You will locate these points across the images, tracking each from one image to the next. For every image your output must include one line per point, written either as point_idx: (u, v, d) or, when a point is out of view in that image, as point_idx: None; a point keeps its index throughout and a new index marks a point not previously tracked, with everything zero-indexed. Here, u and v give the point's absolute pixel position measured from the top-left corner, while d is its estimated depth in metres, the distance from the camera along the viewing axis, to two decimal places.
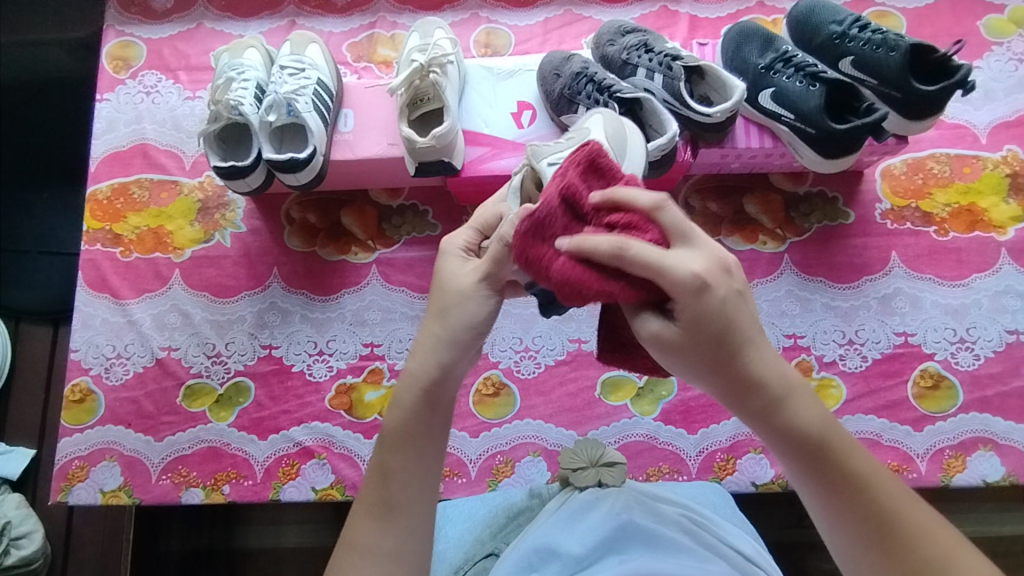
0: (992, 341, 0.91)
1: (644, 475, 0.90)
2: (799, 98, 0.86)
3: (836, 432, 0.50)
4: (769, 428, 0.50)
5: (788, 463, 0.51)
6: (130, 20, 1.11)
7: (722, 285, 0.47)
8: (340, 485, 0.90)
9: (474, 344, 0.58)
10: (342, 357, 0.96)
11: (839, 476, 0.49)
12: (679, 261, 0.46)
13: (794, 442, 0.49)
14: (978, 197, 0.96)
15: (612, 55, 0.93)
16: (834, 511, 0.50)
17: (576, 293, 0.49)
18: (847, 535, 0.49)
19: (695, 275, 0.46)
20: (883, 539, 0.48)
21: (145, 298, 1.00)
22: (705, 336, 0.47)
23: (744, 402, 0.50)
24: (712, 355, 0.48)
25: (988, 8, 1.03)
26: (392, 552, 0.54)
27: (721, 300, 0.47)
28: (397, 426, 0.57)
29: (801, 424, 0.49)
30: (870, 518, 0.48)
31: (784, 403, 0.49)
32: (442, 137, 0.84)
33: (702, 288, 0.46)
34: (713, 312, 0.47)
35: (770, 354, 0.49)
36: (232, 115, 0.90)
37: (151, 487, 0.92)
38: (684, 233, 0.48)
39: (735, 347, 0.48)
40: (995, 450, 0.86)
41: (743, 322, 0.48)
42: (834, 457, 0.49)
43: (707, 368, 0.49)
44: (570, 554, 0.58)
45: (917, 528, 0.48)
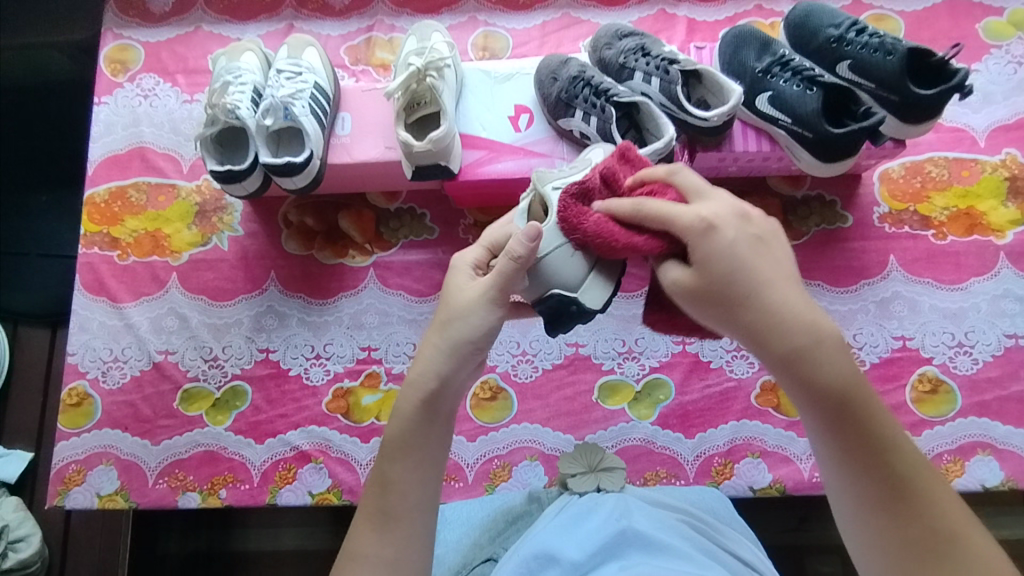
0: (990, 346, 0.90)
1: (642, 479, 0.90)
2: (796, 102, 0.85)
3: (863, 387, 0.50)
4: (794, 376, 0.50)
5: (807, 415, 0.51)
6: (128, 23, 1.11)
7: (731, 228, 0.51)
8: (337, 489, 0.90)
9: (474, 355, 0.58)
10: (339, 361, 0.96)
11: (857, 431, 0.49)
12: (690, 208, 0.53)
13: (816, 393, 0.50)
14: (976, 200, 0.96)
15: (609, 59, 0.92)
16: (846, 468, 0.50)
17: (608, 245, 0.61)
18: (857, 492, 0.50)
19: (704, 219, 0.52)
20: (893, 498, 0.48)
21: (142, 301, 1.00)
22: (719, 279, 0.51)
23: (775, 347, 0.50)
24: (728, 303, 0.51)
25: (986, 11, 1.02)
26: (393, 562, 0.54)
27: (732, 240, 0.51)
28: (397, 435, 0.57)
29: (827, 376, 0.49)
30: (883, 478, 0.49)
31: (816, 354, 0.49)
32: (438, 141, 0.84)
33: (709, 230, 0.51)
34: (723, 251, 0.51)
35: (803, 302, 0.51)
36: (229, 119, 0.90)
37: (148, 491, 0.92)
38: (702, 189, 0.55)
39: (750, 292, 0.50)
40: (994, 455, 0.86)
41: (760, 264, 0.51)
42: (856, 410, 0.50)
43: (724, 313, 0.51)
44: (569, 560, 0.58)
45: (930, 492, 0.48)
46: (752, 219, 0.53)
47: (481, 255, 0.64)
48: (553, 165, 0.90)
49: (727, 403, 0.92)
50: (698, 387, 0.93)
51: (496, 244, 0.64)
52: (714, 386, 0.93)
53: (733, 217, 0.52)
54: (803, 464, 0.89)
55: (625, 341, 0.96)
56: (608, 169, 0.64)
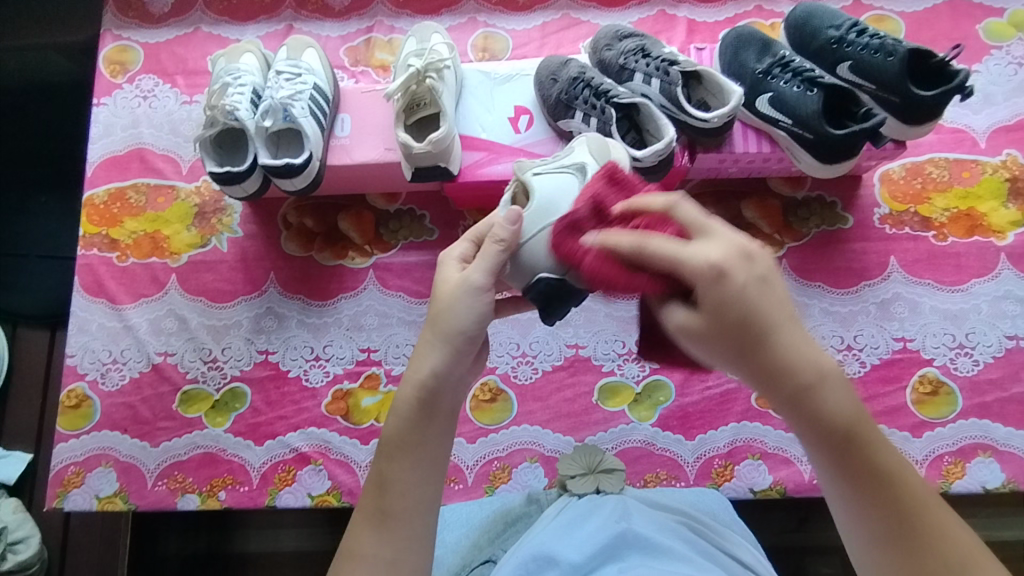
0: (991, 347, 0.90)
1: (642, 481, 0.90)
2: (797, 103, 0.85)
3: (869, 422, 0.48)
4: (799, 415, 0.48)
5: (812, 451, 0.49)
6: (127, 24, 1.11)
7: (742, 271, 0.46)
8: (337, 491, 0.90)
9: (468, 348, 0.57)
10: (338, 362, 0.96)
11: (863, 467, 0.47)
12: (698, 251, 0.47)
13: (822, 431, 0.47)
14: (977, 201, 0.95)
15: (609, 60, 0.92)
16: (853, 503, 0.48)
17: (607, 284, 0.55)
18: (864, 527, 0.48)
19: (712, 265, 0.46)
20: (901, 535, 0.46)
21: (141, 303, 1.00)
22: (729, 325, 0.46)
23: (778, 386, 0.47)
24: (734, 345, 0.47)
25: (987, 12, 1.02)
26: (390, 561, 0.54)
27: (741, 287, 0.46)
28: (395, 433, 0.57)
29: (830, 415, 0.47)
30: (890, 517, 0.47)
31: (818, 391, 0.47)
32: (438, 142, 0.84)
33: (719, 276, 0.46)
34: (734, 298, 0.46)
35: (806, 339, 0.47)
36: (228, 120, 0.90)
37: (148, 493, 0.92)
38: (700, 224, 0.49)
39: (758, 335, 0.46)
40: (995, 456, 0.86)
41: (770, 308, 0.46)
42: (862, 449, 0.47)
43: (732, 353, 0.47)
44: (569, 561, 0.58)
45: (940, 530, 0.46)
46: (756, 257, 0.47)
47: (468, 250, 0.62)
48: None
49: (727, 404, 0.92)
50: (698, 389, 0.93)
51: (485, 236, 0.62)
52: (714, 387, 0.93)
53: (739, 259, 0.46)
54: (804, 465, 0.89)
55: (625, 343, 0.96)
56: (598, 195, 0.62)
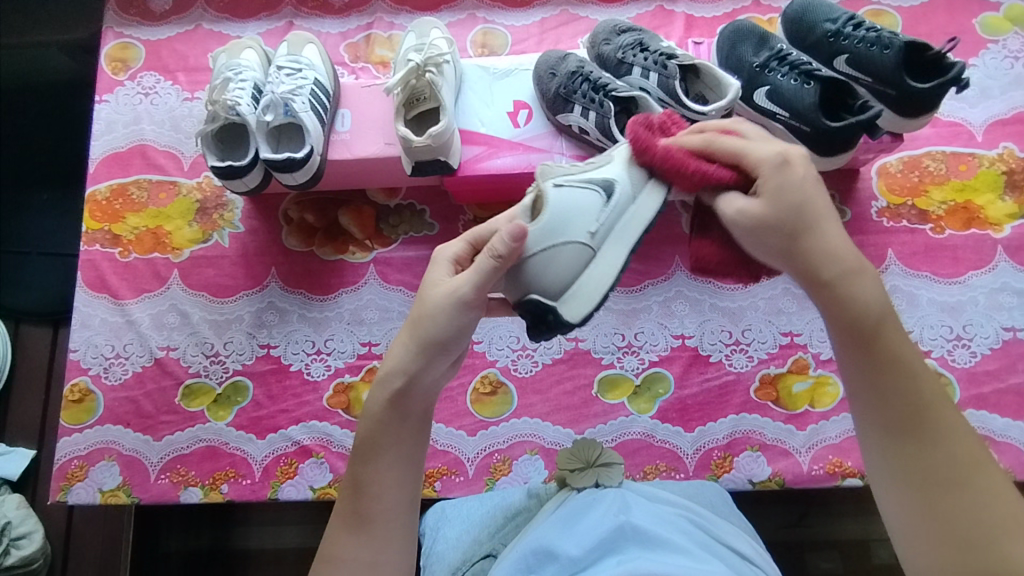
0: (988, 339, 0.91)
1: (641, 473, 0.90)
2: (794, 96, 0.86)
3: (895, 320, 0.52)
4: (827, 303, 0.52)
5: (836, 339, 0.53)
6: (129, 21, 1.11)
7: (804, 166, 0.53)
8: (338, 484, 0.91)
9: (440, 354, 0.57)
10: (339, 356, 0.96)
11: (886, 356, 0.51)
12: (765, 146, 0.53)
13: (849, 318, 0.51)
14: (974, 194, 0.96)
15: (608, 54, 0.93)
16: (873, 390, 0.51)
17: (678, 172, 0.58)
18: (878, 414, 0.51)
19: (777, 155, 0.52)
20: (910, 423, 0.50)
21: (144, 298, 1.00)
22: (787, 209, 0.51)
23: (812, 272, 0.51)
24: (786, 227, 0.51)
25: (983, 6, 1.03)
26: (367, 563, 0.55)
27: (803, 177, 0.52)
28: (368, 436, 0.58)
29: (861, 302, 0.51)
30: (902, 407, 0.50)
31: (850, 281, 0.51)
32: (438, 136, 0.84)
33: (785, 164, 0.52)
34: (794, 185, 0.52)
35: (841, 236, 0.52)
36: (230, 115, 0.91)
37: (150, 487, 0.92)
38: (765, 135, 0.57)
39: (803, 224, 0.51)
40: (993, 447, 0.86)
41: (822, 201, 0.52)
42: (886, 342, 0.51)
43: (778, 240, 0.52)
44: (568, 555, 0.59)
45: (947, 425, 0.50)
46: (807, 159, 0.54)
47: (461, 250, 0.62)
48: (552, 160, 0.91)
49: (726, 396, 0.92)
50: (697, 381, 0.93)
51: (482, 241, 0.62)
52: (713, 379, 0.93)
53: (786, 162, 0.52)
54: (802, 457, 0.89)
55: (624, 336, 0.96)
56: (665, 118, 0.64)
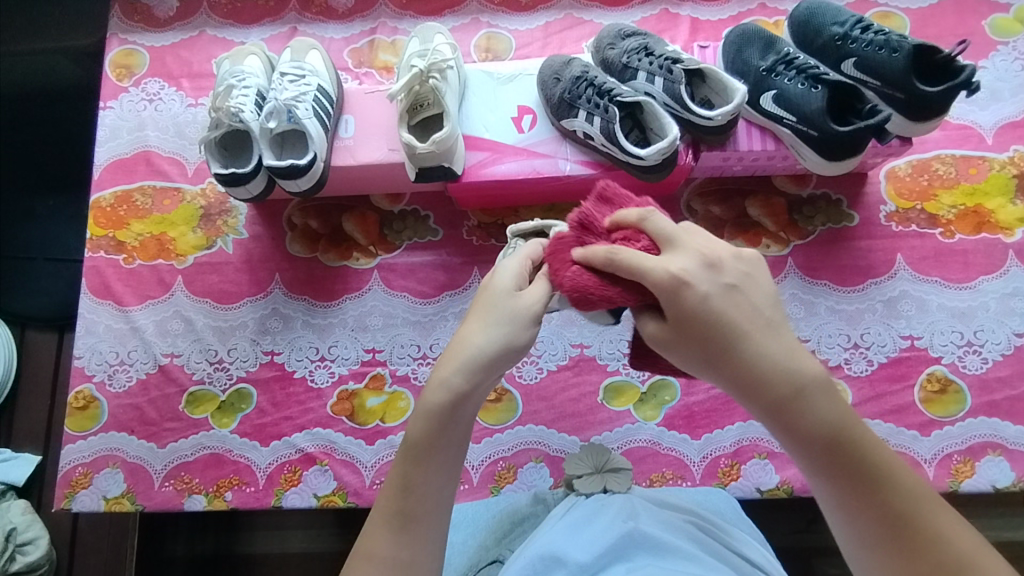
0: (1000, 345, 0.89)
1: (648, 480, 0.89)
2: (801, 100, 0.85)
3: (851, 425, 0.50)
4: (780, 422, 0.51)
5: (799, 455, 0.52)
6: (134, 28, 1.12)
7: (706, 282, 0.51)
8: (343, 491, 0.90)
9: (508, 358, 0.56)
10: (343, 363, 0.96)
11: (851, 468, 0.50)
12: (662, 264, 0.52)
13: (803, 436, 0.50)
14: (984, 198, 0.95)
15: (613, 58, 0.92)
16: (848, 507, 0.50)
17: (585, 299, 0.57)
18: (859, 527, 0.50)
19: (674, 275, 0.51)
20: (895, 532, 0.48)
21: (148, 305, 1.00)
22: (704, 336, 0.51)
23: (759, 394, 0.51)
24: (713, 351, 0.51)
25: (992, 7, 1.02)
26: (407, 565, 0.53)
27: (704, 294, 0.51)
28: (420, 436, 0.55)
29: (812, 417, 0.50)
30: (883, 516, 0.49)
31: (797, 396, 0.50)
32: (441, 142, 0.84)
33: (682, 286, 0.51)
34: (701, 310, 0.51)
35: (778, 346, 0.51)
36: (233, 122, 0.91)
37: (155, 494, 0.92)
38: (670, 237, 0.54)
39: (730, 344, 0.51)
40: (1005, 455, 0.85)
41: (738, 315, 0.51)
42: (844, 451, 0.50)
43: (710, 362, 0.52)
44: (577, 562, 0.57)
45: (930, 525, 0.48)
46: (724, 267, 0.52)
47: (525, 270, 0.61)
48: (557, 166, 0.90)
49: (733, 403, 0.91)
50: (704, 388, 0.92)
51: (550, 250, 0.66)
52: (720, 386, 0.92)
53: (703, 270, 0.52)
54: None
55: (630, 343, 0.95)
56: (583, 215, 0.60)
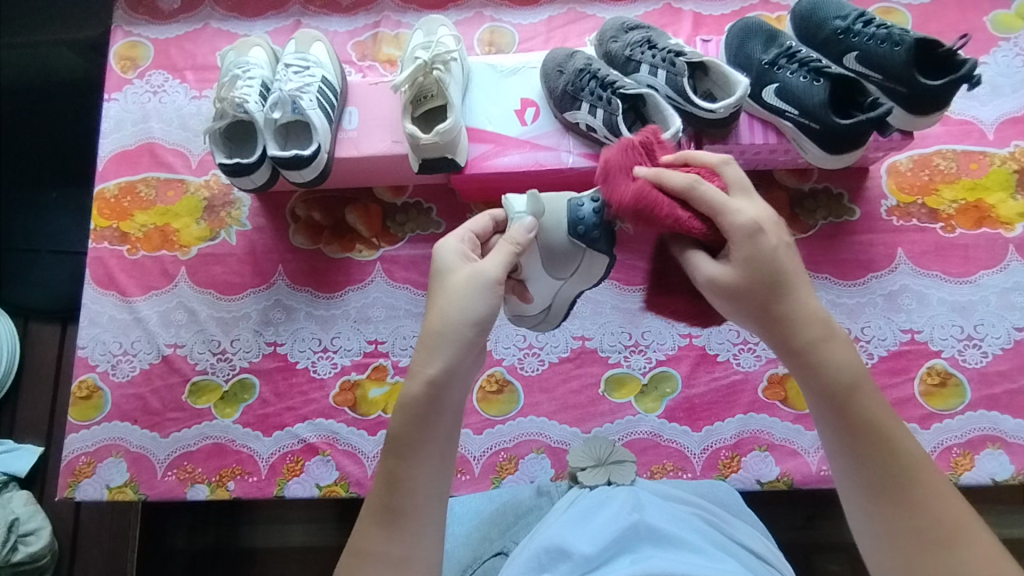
0: (999, 339, 0.90)
1: (648, 472, 0.90)
2: (803, 93, 0.85)
3: (868, 386, 0.56)
4: (806, 368, 0.56)
5: (814, 405, 0.57)
6: (138, 20, 1.12)
7: (775, 236, 0.57)
8: (344, 482, 0.90)
9: (477, 337, 0.58)
10: (346, 354, 0.96)
11: (866, 429, 0.54)
12: (745, 211, 0.57)
13: (827, 384, 0.55)
14: (985, 193, 0.95)
15: (616, 51, 0.92)
16: (855, 460, 0.54)
17: (648, 211, 0.60)
18: (856, 479, 0.54)
19: (754, 221, 0.56)
20: (895, 489, 0.53)
21: (151, 295, 1.00)
22: (757, 278, 0.56)
23: (795, 336, 0.56)
24: (765, 295, 0.56)
25: (994, 3, 1.02)
26: (401, 561, 0.54)
27: (772, 245, 0.56)
28: (399, 431, 0.57)
29: (835, 369, 0.55)
30: (887, 468, 0.53)
31: (825, 348, 0.56)
32: (445, 134, 0.84)
33: (757, 233, 0.56)
34: (762, 258, 0.56)
35: (812, 301, 0.57)
36: (237, 112, 0.91)
37: (157, 483, 0.92)
38: (742, 186, 0.60)
39: (782, 287, 0.56)
40: (1004, 448, 0.85)
41: (791, 266, 0.57)
42: (860, 405, 0.55)
43: (760, 310, 0.57)
44: (581, 553, 0.58)
45: (928, 488, 0.53)
46: (773, 232, 0.57)
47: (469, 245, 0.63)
48: (559, 158, 0.90)
49: (734, 396, 0.92)
50: (704, 380, 0.93)
51: (500, 222, 0.69)
52: (721, 379, 0.93)
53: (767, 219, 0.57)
54: (810, 457, 0.88)
55: (632, 335, 0.96)
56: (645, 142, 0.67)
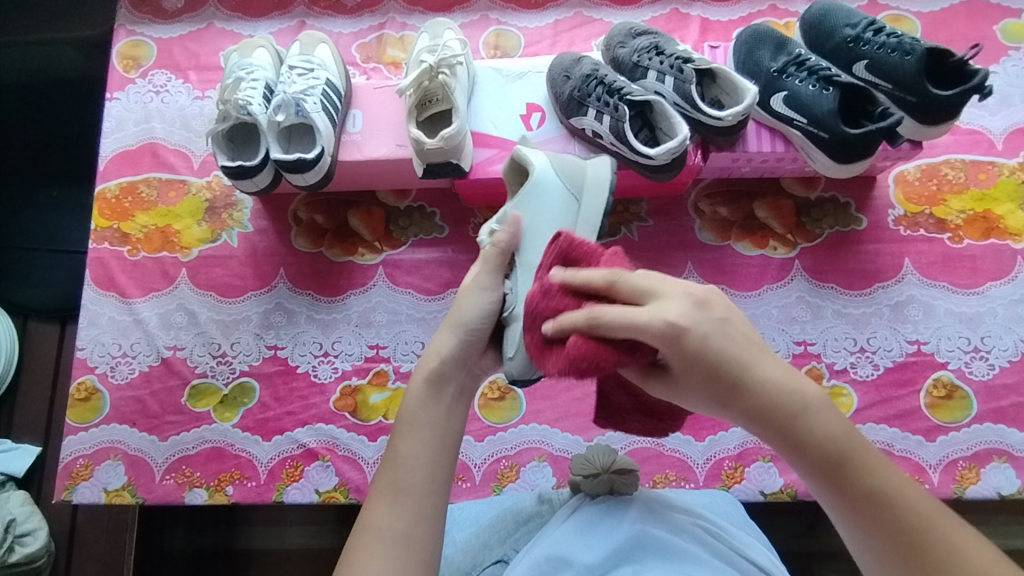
0: (1007, 351, 0.89)
1: (651, 482, 0.89)
2: (812, 102, 0.85)
3: (854, 442, 0.48)
4: (786, 446, 0.49)
5: (807, 481, 0.49)
6: (141, 19, 1.11)
7: (703, 323, 0.48)
8: (344, 488, 0.90)
9: (471, 340, 0.62)
10: (347, 359, 0.95)
11: (865, 492, 0.47)
12: (653, 313, 0.48)
13: (809, 459, 0.48)
14: (993, 204, 0.94)
15: (623, 57, 0.92)
16: (861, 532, 0.47)
17: (582, 368, 0.51)
18: (870, 549, 0.47)
19: (668, 323, 0.48)
20: (909, 556, 0.45)
21: (152, 297, 1.00)
22: (705, 370, 0.48)
23: (763, 418, 0.48)
24: (714, 381, 0.49)
25: (1005, 12, 1.01)
26: (403, 537, 0.52)
27: (705, 336, 0.48)
28: (408, 412, 0.58)
29: (819, 439, 0.47)
30: (892, 529, 0.46)
31: (800, 419, 0.48)
32: (450, 138, 0.83)
33: (682, 332, 0.48)
34: (699, 352, 0.48)
35: (773, 373, 0.49)
36: (241, 115, 0.90)
37: (155, 487, 0.91)
38: (648, 287, 0.50)
39: (736, 368, 0.48)
40: (1010, 462, 0.85)
41: (736, 347, 0.48)
42: (853, 471, 0.47)
43: (710, 394, 0.49)
44: (583, 563, 0.57)
45: (943, 534, 0.45)
46: (711, 303, 0.49)
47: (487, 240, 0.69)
48: None
49: None
50: None
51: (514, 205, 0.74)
52: None
53: (695, 310, 0.49)
54: None
55: None
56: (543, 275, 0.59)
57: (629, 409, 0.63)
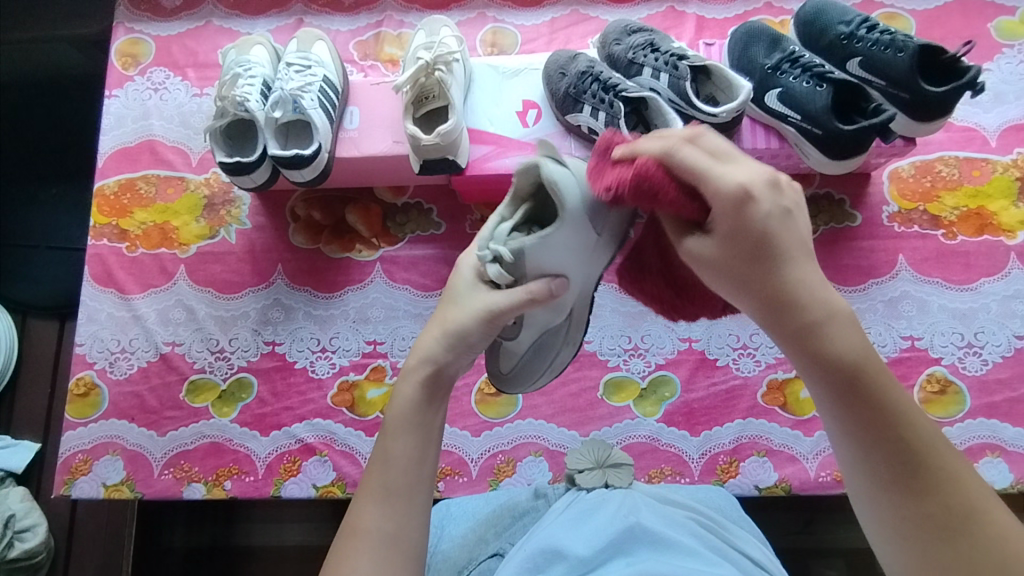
0: (1000, 347, 0.89)
1: (646, 476, 0.90)
2: (806, 98, 0.85)
3: (875, 361, 0.44)
4: (799, 352, 0.44)
5: (814, 390, 0.45)
6: (139, 17, 1.12)
7: (768, 200, 0.42)
8: (341, 483, 0.90)
9: (467, 351, 0.59)
10: (344, 354, 0.96)
11: (877, 408, 0.43)
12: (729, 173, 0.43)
13: (822, 369, 0.43)
14: (987, 200, 0.95)
15: (618, 54, 0.92)
16: (859, 448, 0.43)
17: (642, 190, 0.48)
18: (867, 468, 0.43)
19: (740, 188, 0.42)
20: (907, 475, 0.42)
21: (150, 293, 1.00)
22: (744, 250, 0.43)
23: (786, 316, 0.43)
24: (750, 267, 0.43)
25: (999, 10, 1.02)
26: (393, 538, 0.52)
27: (765, 214, 0.42)
28: (398, 414, 0.56)
29: (835, 350, 0.43)
30: (896, 451, 0.42)
31: (823, 328, 0.43)
32: (446, 135, 0.84)
33: (746, 202, 0.42)
34: (754, 225, 0.43)
35: (814, 274, 0.44)
36: (239, 111, 0.91)
37: (154, 482, 0.92)
38: (731, 154, 0.45)
39: (777, 259, 0.43)
40: (1004, 457, 0.85)
41: (787, 235, 0.43)
42: (868, 386, 0.43)
43: (742, 281, 0.44)
44: (576, 555, 0.57)
45: (947, 467, 0.42)
46: (784, 188, 0.43)
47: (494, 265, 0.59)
48: None
49: (732, 401, 0.92)
50: (704, 385, 0.93)
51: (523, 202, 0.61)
52: (720, 383, 0.92)
53: (768, 185, 0.43)
54: (809, 463, 0.88)
55: (631, 339, 0.95)
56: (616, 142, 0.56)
57: (652, 271, 0.59)
